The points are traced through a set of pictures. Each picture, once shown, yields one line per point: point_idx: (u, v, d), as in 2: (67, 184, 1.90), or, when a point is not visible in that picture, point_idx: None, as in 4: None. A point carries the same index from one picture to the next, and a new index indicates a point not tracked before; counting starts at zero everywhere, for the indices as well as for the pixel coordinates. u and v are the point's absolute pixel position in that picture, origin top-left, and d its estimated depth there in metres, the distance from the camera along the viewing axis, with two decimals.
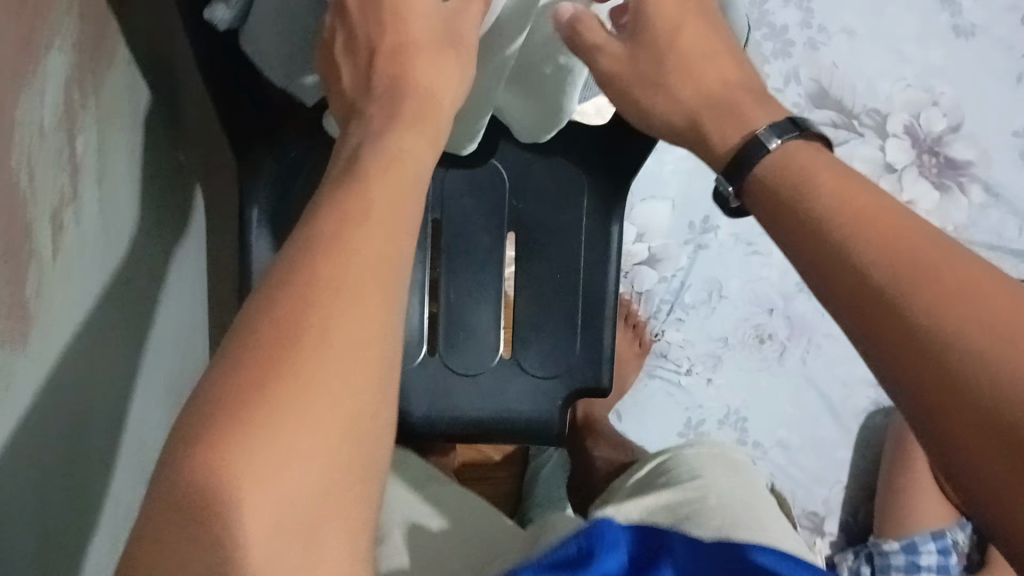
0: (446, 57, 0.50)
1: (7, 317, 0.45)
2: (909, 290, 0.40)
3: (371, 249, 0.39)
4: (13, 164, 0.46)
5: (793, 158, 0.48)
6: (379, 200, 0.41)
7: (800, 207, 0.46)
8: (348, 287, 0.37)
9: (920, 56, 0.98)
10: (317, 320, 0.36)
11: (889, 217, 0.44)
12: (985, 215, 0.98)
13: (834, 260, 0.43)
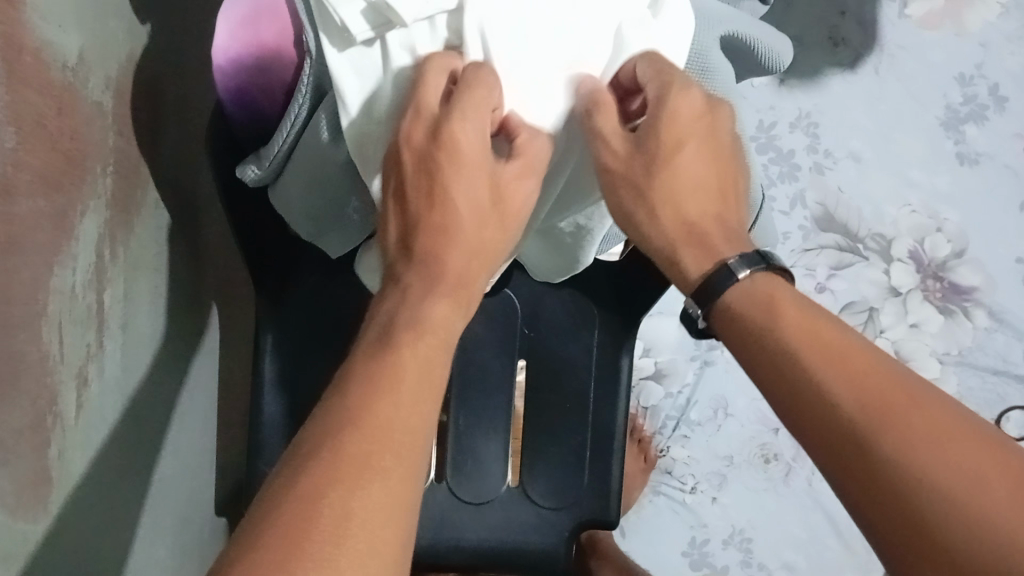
0: (493, 226, 0.45)
1: (24, 486, 0.37)
2: (876, 438, 0.36)
3: (397, 429, 0.37)
4: (42, 329, 0.38)
5: (760, 292, 0.44)
6: (416, 376, 0.39)
7: (766, 338, 0.42)
8: (383, 464, 0.35)
9: (925, 183, 0.98)
10: (339, 499, 0.33)
11: (856, 351, 0.39)
12: (990, 339, 0.97)
13: (803, 396, 0.39)
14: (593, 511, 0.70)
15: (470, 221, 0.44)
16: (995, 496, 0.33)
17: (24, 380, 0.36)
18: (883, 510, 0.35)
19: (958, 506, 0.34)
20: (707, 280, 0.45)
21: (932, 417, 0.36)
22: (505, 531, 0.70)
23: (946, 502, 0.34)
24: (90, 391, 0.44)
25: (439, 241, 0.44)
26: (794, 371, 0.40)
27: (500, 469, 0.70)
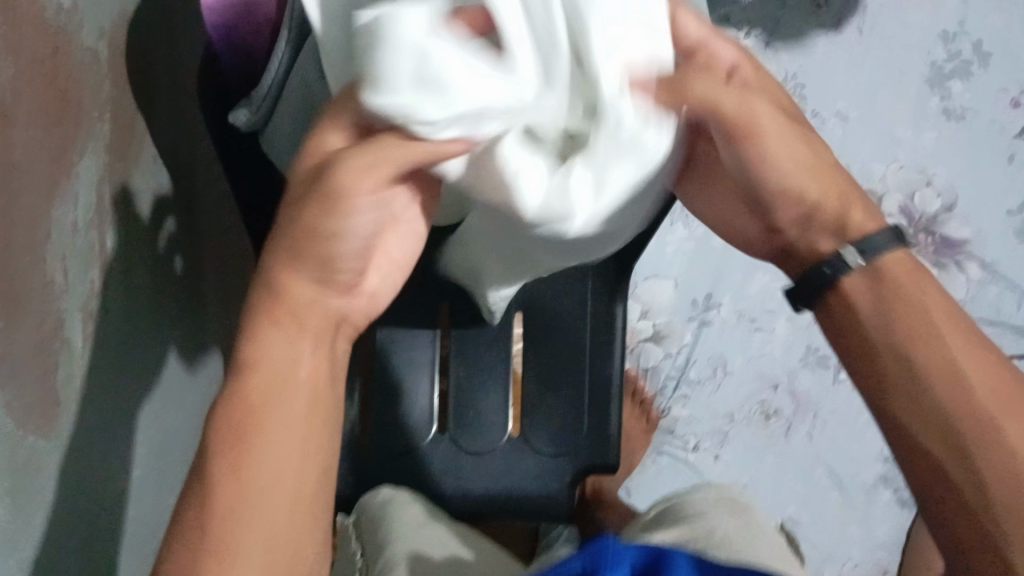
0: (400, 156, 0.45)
1: (34, 407, 0.39)
2: (1002, 423, 0.43)
3: (269, 478, 0.42)
4: (45, 262, 0.40)
5: (898, 268, 0.47)
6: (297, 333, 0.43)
7: (893, 304, 0.47)
8: (275, 445, 0.42)
9: (912, 140, 0.99)
10: (252, 448, 0.42)
11: (974, 335, 0.46)
12: (984, 290, 0.98)
13: (916, 362, 0.45)
14: (592, 458, 0.72)
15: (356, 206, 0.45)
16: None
17: (31, 304, 0.38)
18: (983, 467, 0.43)
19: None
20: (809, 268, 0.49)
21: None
22: (508, 479, 0.72)
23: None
24: (94, 329, 0.46)
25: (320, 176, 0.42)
26: (915, 350, 0.45)
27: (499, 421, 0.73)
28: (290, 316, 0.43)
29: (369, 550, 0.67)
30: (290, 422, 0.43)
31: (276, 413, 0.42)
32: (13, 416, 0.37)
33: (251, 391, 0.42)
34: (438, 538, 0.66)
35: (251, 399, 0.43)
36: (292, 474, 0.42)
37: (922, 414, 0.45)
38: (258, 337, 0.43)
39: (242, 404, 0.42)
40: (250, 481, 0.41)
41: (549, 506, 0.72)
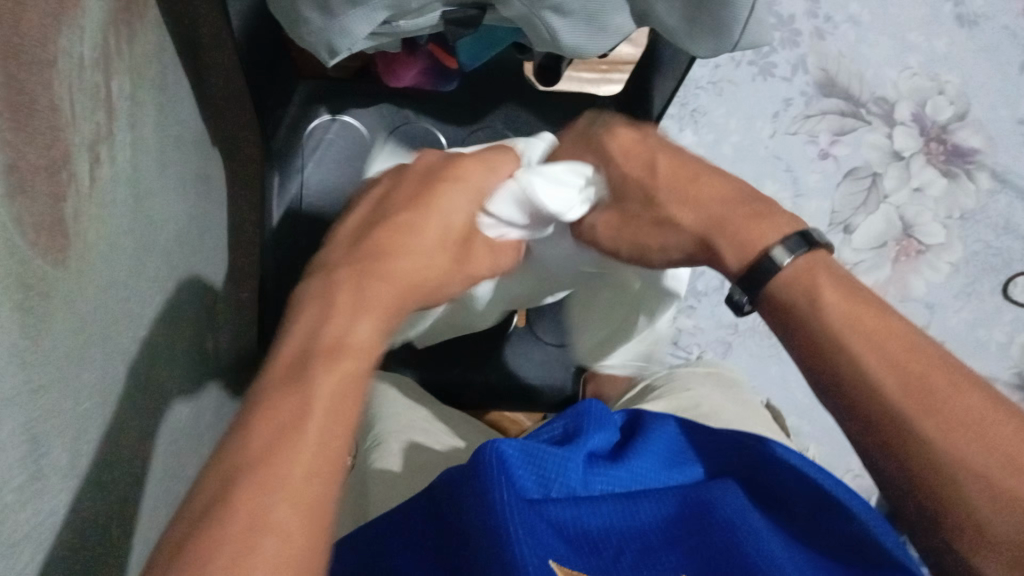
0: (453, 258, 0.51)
1: (46, 230, 0.38)
2: (912, 423, 0.38)
3: (327, 433, 0.35)
4: (52, 84, 0.39)
5: (799, 282, 0.43)
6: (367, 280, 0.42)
7: (832, 330, 0.41)
8: (325, 399, 0.36)
9: (924, 45, 0.99)
10: (307, 391, 0.36)
11: (892, 336, 0.40)
12: (994, 200, 0.98)
13: (843, 377, 0.40)
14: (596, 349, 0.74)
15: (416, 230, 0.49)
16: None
17: (39, 120, 0.37)
18: (954, 487, 0.37)
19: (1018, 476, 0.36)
20: (756, 267, 0.45)
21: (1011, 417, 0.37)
22: None
23: (1003, 495, 0.36)
24: (103, 171, 0.45)
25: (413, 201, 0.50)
26: (857, 346, 0.40)
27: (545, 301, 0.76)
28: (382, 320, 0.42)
29: (360, 426, 0.70)
30: (344, 392, 0.37)
31: (342, 389, 0.37)
32: (21, 234, 0.36)
33: (347, 366, 0.38)
34: (428, 415, 0.69)
35: (325, 377, 0.37)
36: (340, 429, 0.36)
37: (865, 419, 0.39)
38: (351, 320, 0.40)
39: (333, 371, 0.37)
40: (316, 433, 0.34)
41: None
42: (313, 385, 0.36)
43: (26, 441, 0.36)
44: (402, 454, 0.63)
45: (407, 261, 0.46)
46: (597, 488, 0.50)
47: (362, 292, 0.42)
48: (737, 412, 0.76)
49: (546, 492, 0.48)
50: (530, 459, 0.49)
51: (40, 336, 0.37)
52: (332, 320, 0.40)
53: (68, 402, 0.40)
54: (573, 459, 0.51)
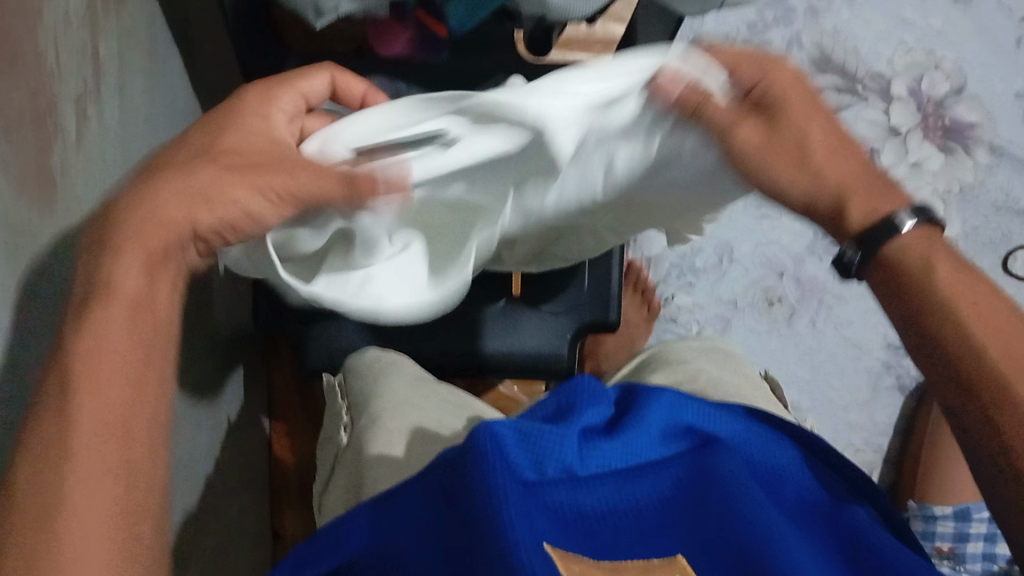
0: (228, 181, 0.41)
1: (32, 176, 0.38)
2: (1014, 385, 0.42)
3: (99, 387, 0.36)
4: (38, 33, 0.39)
5: (915, 250, 0.45)
6: (154, 221, 0.39)
7: (938, 297, 0.44)
8: (85, 363, 0.36)
9: (919, 20, 0.99)
10: (62, 366, 0.36)
11: (1000, 309, 0.44)
12: (992, 175, 0.97)
13: (940, 329, 0.44)
14: (593, 315, 0.75)
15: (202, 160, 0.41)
16: None
17: (23, 67, 0.38)
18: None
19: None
20: (871, 230, 0.45)
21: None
22: (508, 335, 0.75)
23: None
24: (90, 126, 0.45)
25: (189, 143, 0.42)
26: (961, 307, 0.43)
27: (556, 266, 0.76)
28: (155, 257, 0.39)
29: (358, 404, 0.69)
30: (129, 336, 0.37)
31: (118, 345, 0.37)
32: (6, 175, 0.36)
33: (109, 315, 0.37)
34: (429, 393, 0.69)
35: (100, 325, 0.37)
36: (118, 383, 0.36)
37: (969, 362, 0.43)
38: (111, 262, 0.38)
39: (98, 323, 0.37)
40: (91, 393, 0.36)
41: (546, 362, 0.76)
42: (73, 356, 0.36)
43: (10, 384, 0.36)
44: (398, 438, 0.62)
45: (169, 206, 0.39)
46: (594, 464, 0.46)
47: (141, 223, 0.39)
48: (732, 379, 0.77)
49: (541, 476, 0.44)
50: (524, 439, 0.45)
51: (25, 278, 0.38)
52: (101, 268, 0.38)
53: (55, 350, 0.41)
54: (569, 436, 0.47)
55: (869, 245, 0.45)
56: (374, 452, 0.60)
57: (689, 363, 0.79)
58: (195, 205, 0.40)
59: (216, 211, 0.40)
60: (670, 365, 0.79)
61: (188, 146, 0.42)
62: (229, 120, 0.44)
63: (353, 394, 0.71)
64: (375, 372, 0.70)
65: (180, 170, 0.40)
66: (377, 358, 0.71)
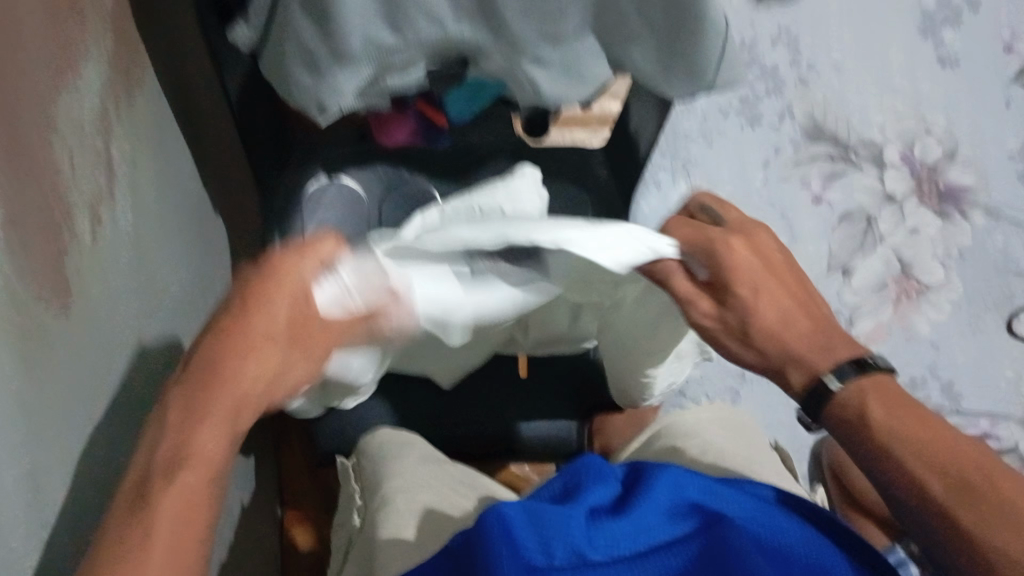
0: (275, 356, 0.44)
1: (47, 284, 0.39)
2: (957, 513, 0.43)
3: (172, 561, 0.37)
4: (53, 146, 0.41)
5: (851, 402, 0.47)
6: (229, 387, 0.42)
7: (884, 441, 0.46)
8: (160, 539, 0.37)
9: (908, 88, 1.01)
10: (137, 536, 0.37)
11: (948, 436, 0.45)
12: (990, 236, 0.98)
13: (886, 464, 0.46)
14: (601, 393, 0.76)
15: (279, 323, 0.43)
16: None
17: (39, 179, 0.39)
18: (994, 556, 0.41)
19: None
20: (809, 392, 0.49)
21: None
22: (517, 416, 0.76)
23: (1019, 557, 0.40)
24: (104, 231, 0.46)
25: (242, 298, 0.44)
26: (901, 445, 0.45)
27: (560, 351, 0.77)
28: (229, 430, 0.42)
29: (369, 485, 0.69)
30: (185, 511, 0.38)
31: (184, 517, 0.38)
32: (24, 285, 0.37)
33: (187, 483, 0.39)
34: (439, 472, 0.69)
35: (170, 502, 0.38)
36: (182, 556, 0.37)
37: (921, 495, 0.44)
38: (192, 429, 0.40)
39: (176, 491, 0.38)
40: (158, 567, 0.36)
41: (556, 440, 0.77)
42: (149, 526, 0.37)
43: (27, 490, 0.37)
44: (413, 522, 0.61)
45: (234, 374, 0.42)
46: (604, 546, 0.48)
47: (214, 389, 0.41)
48: (742, 450, 0.76)
49: (549, 560, 0.46)
50: (532, 522, 0.47)
51: (42, 386, 0.38)
52: (170, 437, 0.40)
53: (71, 453, 0.41)
54: (575, 516, 0.49)
55: (816, 409, 0.49)
56: (387, 537, 0.60)
57: (697, 435, 0.78)
58: (260, 386, 0.44)
59: (261, 367, 0.43)
60: (678, 438, 0.79)
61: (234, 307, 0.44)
62: (266, 285, 0.43)
63: (364, 475, 0.71)
64: (387, 454, 0.70)
65: (247, 349, 0.43)
66: (389, 439, 0.71)
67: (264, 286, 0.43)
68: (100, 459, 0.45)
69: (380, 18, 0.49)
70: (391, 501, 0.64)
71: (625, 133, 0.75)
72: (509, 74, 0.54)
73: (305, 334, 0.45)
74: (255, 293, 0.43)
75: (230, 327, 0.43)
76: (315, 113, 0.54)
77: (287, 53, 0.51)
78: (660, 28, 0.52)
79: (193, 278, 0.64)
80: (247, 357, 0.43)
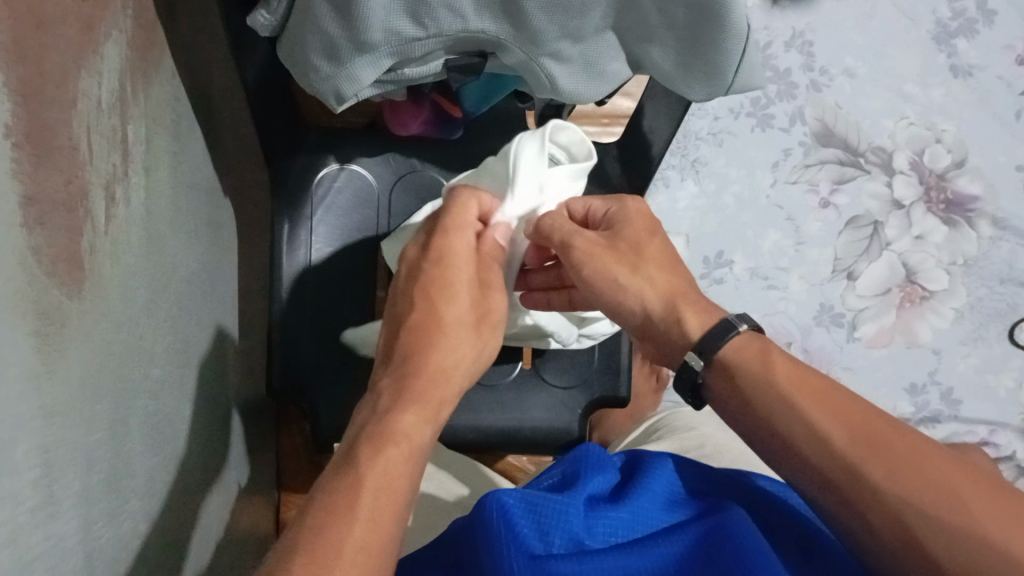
0: (473, 336, 0.53)
1: (62, 262, 0.40)
2: (859, 461, 0.44)
3: (385, 478, 0.43)
4: (71, 126, 0.41)
5: (753, 348, 0.50)
6: (438, 378, 0.50)
7: (776, 392, 0.48)
8: (384, 459, 0.44)
9: (919, 95, 1.01)
10: (369, 453, 0.44)
11: (843, 397, 0.47)
12: (996, 246, 0.98)
13: (783, 417, 0.47)
14: (604, 389, 0.77)
15: (462, 309, 0.54)
16: (996, 521, 0.41)
17: (58, 158, 0.39)
18: (909, 507, 0.43)
19: (956, 501, 0.42)
20: (704, 340, 0.51)
21: (940, 450, 0.45)
22: (518, 412, 0.76)
23: (927, 512, 0.42)
24: (118, 211, 0.47)
25: (429, 289, 0.54)
26: (800, 398, 0.47)
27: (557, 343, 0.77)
28: (436, 409, 0.49)
29: None
30: (412, 453, 0.46)
31: (402, 452, 0.45)
32: (40, 263, 0.37)
33: (393, 450, 0.45)
34: (438, 459, 0.69)
35: (390, 443, 0.45)
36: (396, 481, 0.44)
37: (820, 445, 0.46)
38: (404, 401, 0.48)
39: (386, 456, 0.44)
40: (375, 480, 0.43)
41: (556, 436, 0.76)
42: (370, 453, 0.44)
43: (37, 465, 0.37)
44: None
45: (439, 352, 0.51)
46: (602, 534, 0.49)
47: (423, 372, 0.50)
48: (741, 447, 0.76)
49: (548, 547, 0.47)
50: (531, 511, 0.48)
51: (53, 363, 0.38)
52: (390, 403, 0.48)
53: (80, 428, 0.41)
54: (575, 505, 0.49)
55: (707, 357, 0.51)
56: None
57: (695, 430, 0.78)
58: (445, 371, 0.51)
59: (461, 354, 0.52)
60: (677, 433, 0.79)
61: (420, 299, 0.54)
62: (437, 273, 0.54)
63: None
64: None
65: (439, 341, 0.51)
66: None
67: (439, 278, 0.54)
68: (106, 434, 0.45)
69: (401, 10, 0.49)
70: None
71: (633, 130, 0.76)
72: (526, 68, 0.55)
73: (485, 316, 0.55)
74: (438, 288, 0.54)
75: (427, 318, 0.53)
76: (329, 100, 0.54)
77: (304, 40, 0.52)
78: (678, 30, 0.52)
79: (202, 259, 0.64)
80: (445, 348, 0.51)
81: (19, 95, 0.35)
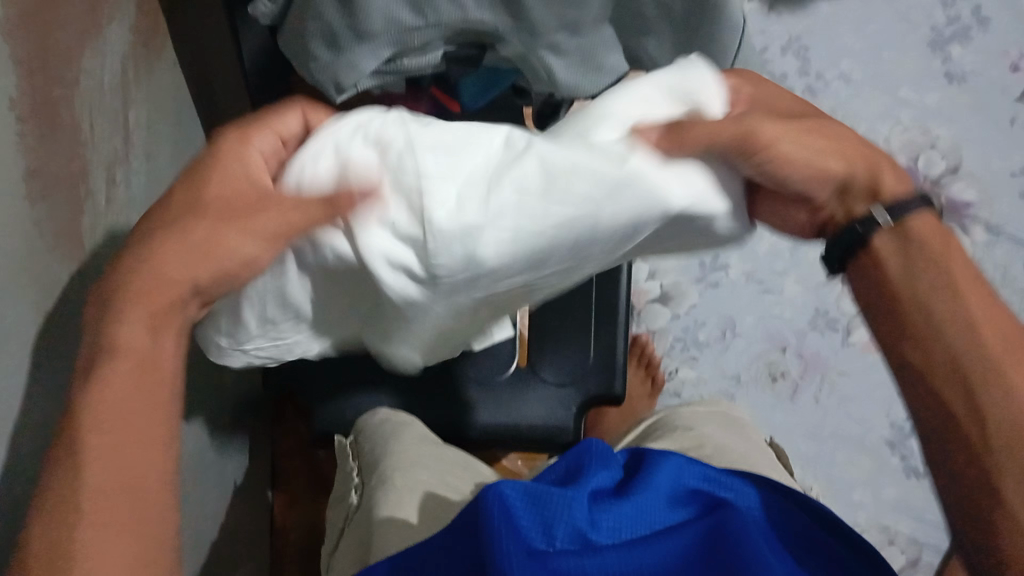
0: (242, 224, 0.39)
1: (62, 238, 0.40)
2: (977, 349, 0.40)
3: (108, 449, 0.37)
4: (76, 104, 0.41)
5: (931, 236, 0.43)
6: (171, 267, 0.39)
7: (912, 278, 0.42)
8: (97, 428, 0.37)
9: (914, 101, 1.02)
10: (87, 417, 0.37)
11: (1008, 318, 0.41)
12: (990, 252, 0.98)
13: (896, 293, 0.43)
14: (598, 387, 0.77)
15: (212, 196, 0.40)
16: None
17: (62, 133, 0.39)
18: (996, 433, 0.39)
19: None
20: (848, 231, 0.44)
21: None
22: (515, 408, 0.77)
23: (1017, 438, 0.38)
24: (119, 192, 0.47)
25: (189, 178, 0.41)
26: (927, 283, 0.42)
27: (555, 342, 0.77)
28: (155, 310, 0.39)
29: (368, 466, 0.69)
30: (133, 395, 0.38)
31: (129, 397, 0.38)
32: (42, 237, 0.38)
33: (116, 372, 0.38)
34: (436, 455, 0.69)
35: (104, 399, 0.37)
36: (132, 443, 0.37)
37: (950, 325, 0.41)
38: (113, 319, 0.38)
39: (102, 382, 0.37)
40: (103, 452, 0.36)
41: (553, 432, 0.77)
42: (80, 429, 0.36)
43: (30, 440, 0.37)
44: (414, 503, 0.62)
45: (161, 255, 0.39)
46: (606, 528, 0.48)
47: (156, 272, 0.39)
48: (742, 447, 0.76)
49: (550, 541, 0.45)
50: (535, 503, 0.47)
51: (50, 337, 0.39)
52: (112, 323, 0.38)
53: None
54: (579, 499, 0.48)
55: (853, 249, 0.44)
56: (387, 514, 0.60)
57: (694, 430, 0.78)
58: (193, 260, 0.39)
59: (239, 241, 0.39)
60: (676, 433, 0.79)
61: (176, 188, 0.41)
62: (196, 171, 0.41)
63: (363, 454, 0.71)
64: (390, 430, 0.71)
65: (175, 229, 0.39)
66: (390, 417, 0.72)
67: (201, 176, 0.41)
68: None
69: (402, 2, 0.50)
70: (394, 481, 0.64)
71: None
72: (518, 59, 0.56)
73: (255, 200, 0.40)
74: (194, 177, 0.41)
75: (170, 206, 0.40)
76: (331, 91, 0.55)
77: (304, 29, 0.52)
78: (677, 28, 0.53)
79: None
80: (179, 239, 0.39)
81: (26, 69, 0.36)
